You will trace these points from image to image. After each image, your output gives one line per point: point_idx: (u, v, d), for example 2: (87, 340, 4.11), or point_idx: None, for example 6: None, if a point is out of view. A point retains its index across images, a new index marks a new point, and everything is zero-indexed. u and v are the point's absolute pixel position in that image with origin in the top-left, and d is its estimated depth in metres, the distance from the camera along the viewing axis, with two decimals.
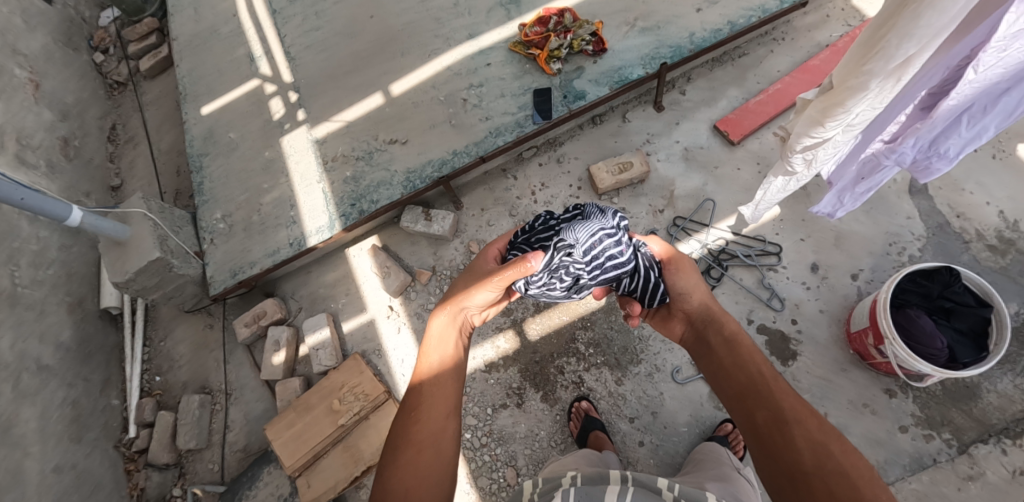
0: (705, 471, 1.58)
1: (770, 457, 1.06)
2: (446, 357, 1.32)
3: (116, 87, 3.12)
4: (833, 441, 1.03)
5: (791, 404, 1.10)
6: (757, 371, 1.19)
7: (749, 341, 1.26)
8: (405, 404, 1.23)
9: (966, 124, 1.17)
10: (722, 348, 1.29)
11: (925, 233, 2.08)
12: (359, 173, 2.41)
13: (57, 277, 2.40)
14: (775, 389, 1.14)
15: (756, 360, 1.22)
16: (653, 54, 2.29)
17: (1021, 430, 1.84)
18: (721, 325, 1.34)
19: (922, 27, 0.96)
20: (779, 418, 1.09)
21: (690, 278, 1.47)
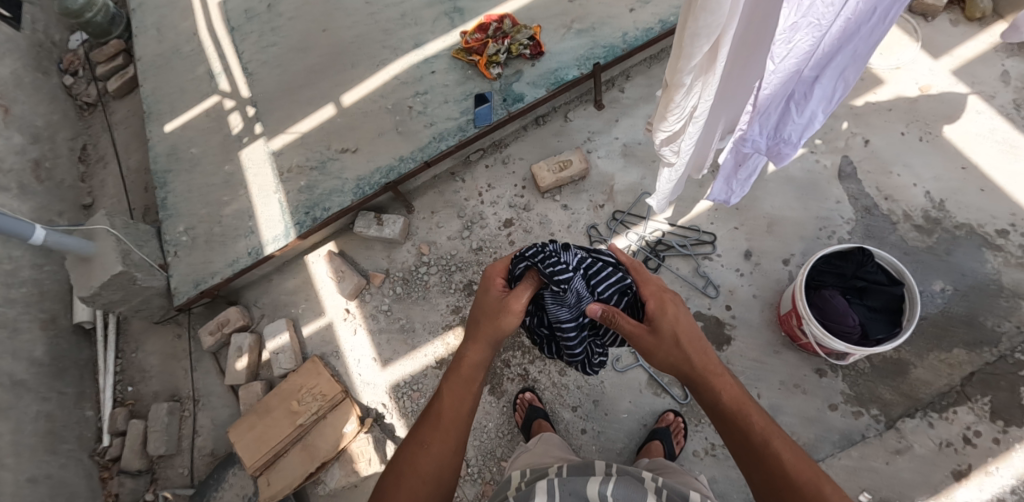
0: (661, 467, 1.67)
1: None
2: (466, 391, 1.31)
3: (87, 108, 3.24)
4: (828, 494, 1.06)
5: (786, 464, 1.12)
6: (746, 431, 1.19)
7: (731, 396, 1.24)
8: (417, 430, 1.27)
9: (796, 111, 1.04)
10: (709, 406, 1.28)
11: (854, 216, 2.15)
12: (313, 182, 2.49)
13: (30, 295, 2.45)
14: (765, 453, 1.15)
15: (746, 415, 1.21)
16: (587, 55, 2.37)
17: (947, 404, 1.90)
18: (702, 387, 1.29)
19: (704, 27, 0.78)
20: (772, 479, 1.13)
21: (664, 344, 1.31)
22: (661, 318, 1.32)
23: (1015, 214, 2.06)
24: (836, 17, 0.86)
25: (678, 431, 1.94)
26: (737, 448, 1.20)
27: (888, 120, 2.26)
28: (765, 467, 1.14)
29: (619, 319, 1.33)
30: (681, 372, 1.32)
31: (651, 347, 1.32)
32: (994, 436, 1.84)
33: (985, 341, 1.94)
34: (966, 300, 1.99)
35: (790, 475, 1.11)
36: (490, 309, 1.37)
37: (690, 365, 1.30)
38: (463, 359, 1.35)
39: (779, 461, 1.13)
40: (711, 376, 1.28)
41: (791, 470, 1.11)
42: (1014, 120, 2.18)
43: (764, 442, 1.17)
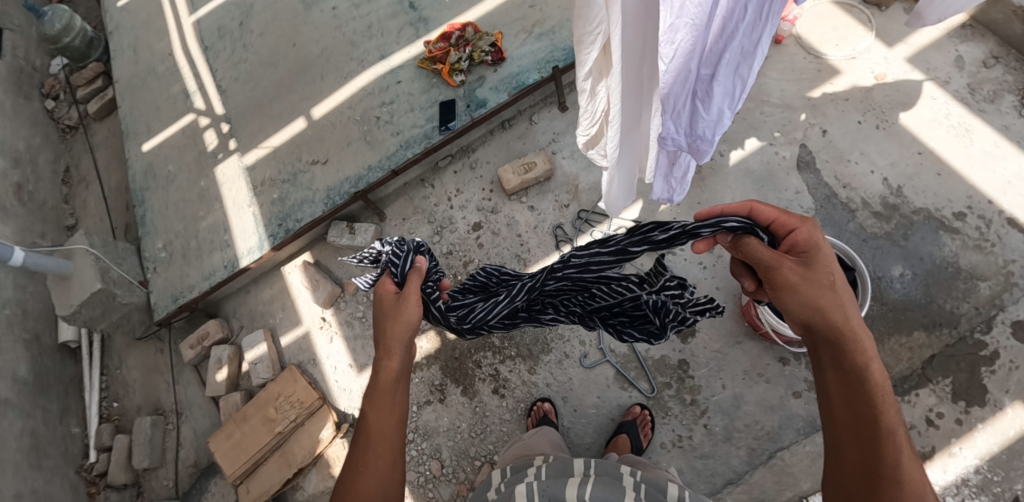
0: (633, 458, 1.71)
1: (853, 500, 0.97)
2: (391, 402, 1.23)
3: (68, 130, 3.31)
4: None
5: (902, 462, 0.93)
6: (873, 410, 0.99)
7: (873, 376, 1.01)
8: (347, 458, 1.19)
9: (703, 110, 1.04)
10: (838, 371, 1.05)
11: (813, 206, 2.18)
12: (285, 194, 2.54)
13: (13, 316, 2.50)
14: (883, 439, 0.96)
15: (882, 397, 0.99)
16: (547, 58, 2.42)
17: (908, 387, 1.91)
18: (847, 349, 1.04)
19: (585, 35, 0.86)
20: (873, 467, 0.95)
21: (813, 282, 1.06)
22: (812, 255, 1.09)
23: (971, 196, 2.08)
24: (711, 14, 0.90)
25: (645, 424, 1.97)
26: (848, 428, 1.01)
27: (845, 110, 2.29)
28: (875, 455, 0.96)
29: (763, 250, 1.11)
30: (828, 324, 1.06)
31: (790, 280, 1.07)
32: (957, 417, 1.84)
33: (944, 324, 1.96)
34: (924, 283, 2.01)
35: (900, 474, 0.92)
36: (387, 315, 1.31)
37: (837, 318, 1.05)
38: (379, 370, 1.27)
39: (897, 455, 0.94)
40: (859, 343, 1.04)
41: (902, 467, 0.93)
42: (969, 104, 2.21)
43: (892, 431, 0.96)
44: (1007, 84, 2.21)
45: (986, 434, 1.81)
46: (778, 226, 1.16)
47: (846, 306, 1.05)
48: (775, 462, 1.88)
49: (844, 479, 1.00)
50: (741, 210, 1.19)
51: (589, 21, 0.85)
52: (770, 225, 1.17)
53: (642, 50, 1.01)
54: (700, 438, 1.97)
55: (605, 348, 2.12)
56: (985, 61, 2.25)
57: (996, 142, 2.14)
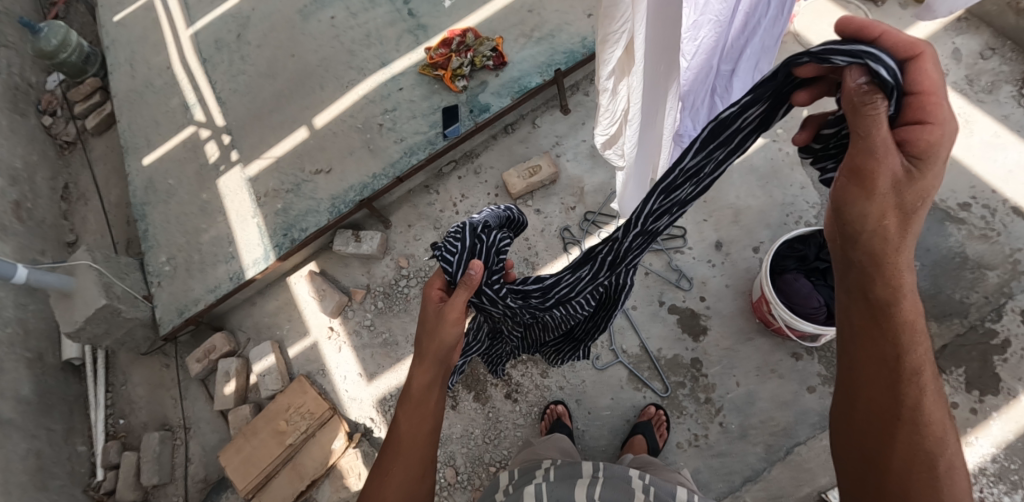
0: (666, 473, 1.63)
1: (857, 438, 0.90)
2: (423, 413, 1.20)
3: (66, 146, 3.29)
4: (944, 465, 0.83)
5: (924, 405, 0.85)
6: (899, 352, 0.85)
7: (907, 315, 0.84)
8: (379, 464, 1.20)
9: (721, 105, 1.07)
10: (859, 301, 0.88)
11: (819, 201, 2.18)
12: (289, 204, 2.52)
13: (15, 335, 2.46)
14: (904, 383, 0.85)
15: (911, 336, 0.85)
16: (548, 62, 2.43)
17: None
18: (878, 285, 0.85)
19: (611, 33, 0.86)
20: (891, 411, 0.86)
21: (898, 200, 0.79)
22: (922, 160, 0.78)
23: (975, 186, 2.09)
24: (735, 10, 0.91)
25: (660, 424, 1.96)
26: (863, 369, 0.89)
27: None
28: (893, 403, 0.86)
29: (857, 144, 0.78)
30: (876, 248, 0.82)
31: (873, 190, 0.78)
32: (971, 406, 1.85)
33: (954, 313, 1.96)
34: (932, 274, 2.01)
35: (918, 419, 0.85)
36: (426, 325, 1.24)
37: (883, 255, 0.83)
38: (409, 381, 1.23)
39: (916, 396, 0.85)
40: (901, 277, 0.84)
41: (921, 414, 0.85)
42: (967, 95, 2.23)
43: (914, 371, 0.85)
44: (1004, 74, 2.23)
45: (1000, 422, 1.81)
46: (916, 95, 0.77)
47: (905, 236, 0.81)
48: (792, 458, 1.88)
49: (848, 418, 0.91)
50: (896, 47, 0.75)
51: (613, 20, 0.85)
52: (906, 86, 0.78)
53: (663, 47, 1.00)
54: (716, 436, 1.97)
55: (617, 348, 2.13)
56: (982, 53, 2.27)
57: (996, 132, 2.16)
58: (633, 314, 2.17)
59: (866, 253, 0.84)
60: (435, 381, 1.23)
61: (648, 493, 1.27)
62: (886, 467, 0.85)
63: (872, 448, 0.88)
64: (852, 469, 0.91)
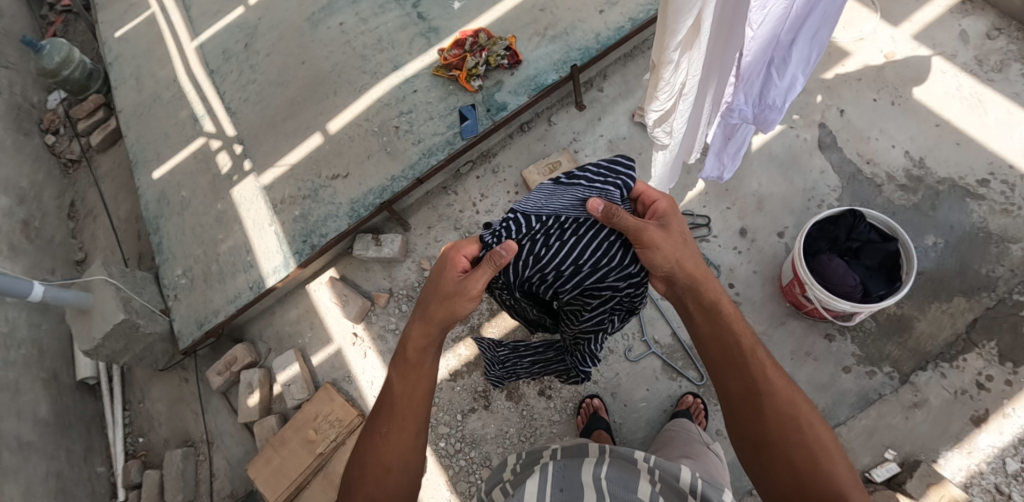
0: (668, 454, 1.61)
1: (745, 426, 1.04)
2: (418, 375, 1.18)
3: (70, 164, 3.24)
4: (805, 407, 1.02)
5: (768, 374, 1.05)
6: (735, 337, 1.10)
7: (728, 305, 1.14)
8: (373, 424, 1.16)
9: (776, 77, 1.12)
10: (702, 319, 1.14)
11: (840, 184, 2.21)
12: (307, 210, 2.50)
13: (30, 355, 2.39)
14: (750, 362, 1.07)
15: (734, 322, 1.12)
16: (563, 59, 2.44)
17: (956, 353, 1.92)
18: (700, 287, 1.15)
19: (686, 3, 0.91)
20: (751, 388, 1.05)
21: (673, 239, 1.16)
22: (670, 214, 1.21)
23: (992, 163, 2.12)
24: None
25: (699, 412, 1.95)
26: (726, 368, 1.09)
27: (859, 89, 2.33)
28: (751, 383, 1.05)
29: (660, 193, 1.26)
30: (685, 272, 1.15)
31: (657, 241, 1.13)
32: (1006, 378, 1.86)
33: (982, 288, 1.97)
34: (957, 251, 2.03)
35: (774, 391, 1.03)
36: (440, 291, 1.20)
37: (692, 267, 1.15)
38: (408, 344, 1.21)
39: (761, 369, 1.05)
40: (711, 275, 1.16)
41: (773, 382, 1.04)
42: (977, 75, 2.27)
43: (751, 350, 1.08)
44: (1012, 53, 2.28)
45: None
46: (645, 198, 1.27)
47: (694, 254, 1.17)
48: None
49: (741, 416, 1.05)
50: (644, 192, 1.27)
51: None
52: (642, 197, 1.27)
53: (727, 23, 1.05)
54: None
55: (649, 339, 2.12)
56: (988, 33, 2.32)
57: (1009, 110, 2.20)
58: (663, 304, 2.17)
59: (675, 247, 1.15)
60: (433, 342, 1.20)
61: (652, 476, 1.09)
62: (774, 443, 1.00)
63: (756, 433, 1.02)
64: (754, 460, 1.02)
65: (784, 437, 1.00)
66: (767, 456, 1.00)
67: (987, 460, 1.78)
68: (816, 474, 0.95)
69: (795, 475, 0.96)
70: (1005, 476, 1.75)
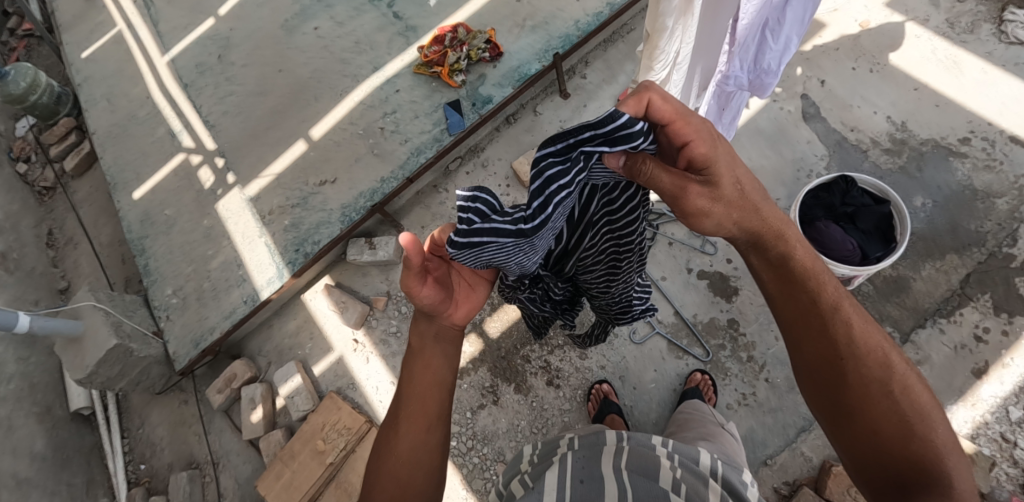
0: (683, 436, 1.62)
1: (822, 387, 1.03)
2: (425, 367, 1.13)
3: (45, 192, 3.14)
4: (896, 365, 0.99)
5: (854, 335, 1.01)
6: (814, 297, 1.03)
7: (805, 260, 1.05)
8: (389, 412, 1.14)
9: (771, 39, 1.18)
10: (774, 276, 1.06)
11: (827, 152, 2.24)
12: (298, 218, 2.46)
13: (20, 390, 2.32)
14: (834, 324, 1.02)
15: (814, 280, 1.04)
16: (545, 48, 2.44)
17: (952, 308, 1.96)
18: (771, 244, 1.05)
19: None
20: (834, 353, 1.01)
21: (730, 201, 1.00)
22: (715, 163, 0.98)
23: (972, 121, 2.17)
24: None
25: (708, 389, 1.97)
26: (803, 329, 1.04)
27: (837, 59, 2.37)
28: (833, 346, 1.01)
29: (691, 121, 0.95)
30: (748, 231, 1.03)
31: (710, 208, 0.99)
32: (1002, 329, 1.90)
33: (973, 244, 2.02)
34: (945, 209, 2.07)
35: (860, 352, 1.00)
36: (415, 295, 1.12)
37: (758, 225, 1.03)
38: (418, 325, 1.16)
39: (848, 332, 1.01)
40: (788, 224, 1.05)
41: (860, 343, 1.00)
42: (950, 37, 2.32)
43: (834, 310, 1.02)
44: (981, 14, 2.33)
45: None
46: (673, 130, 0.96)
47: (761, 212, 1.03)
48: None
49: (820, 377, 1.03)
50: (660, 120, 0.94)
51: None
52: (664, 124, 0.96)
53: None
54: (764, 393, 1.99)
55: (652, 319, 2.14)
56: None
57: (984, 69, 2.25)
58: (664, 285, 2.18)
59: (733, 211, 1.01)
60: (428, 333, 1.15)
61: (673, 461, 1.01)
62: (860, 404, 0.98)
63: (836, 394, 1.01)
64: (834, 419, 1.02)
65: (872, 399, 0.97)
66: (850, 417, 0.99)
67: (991, 410, 1.82)
68: (907, 435, 0.95)
69: (879, 436, 0.96)
70: (1010, 425, 1.79)
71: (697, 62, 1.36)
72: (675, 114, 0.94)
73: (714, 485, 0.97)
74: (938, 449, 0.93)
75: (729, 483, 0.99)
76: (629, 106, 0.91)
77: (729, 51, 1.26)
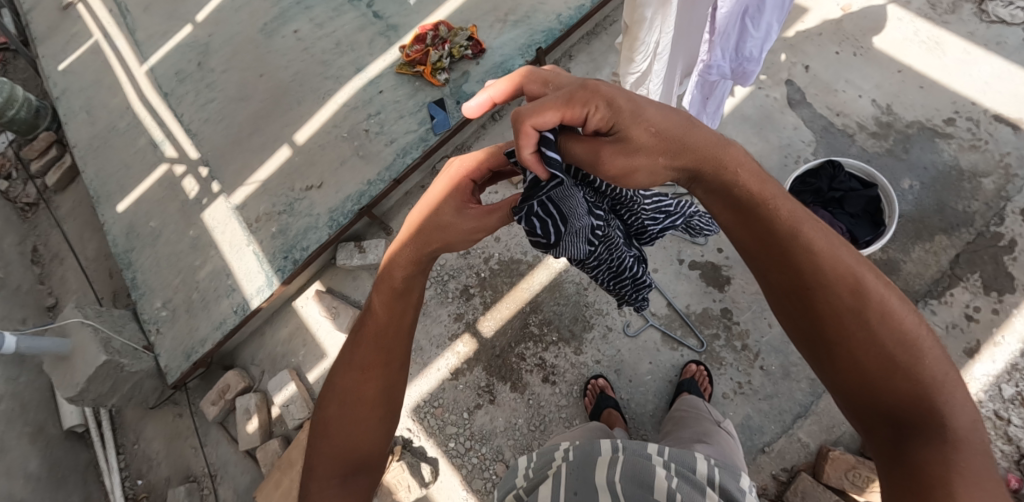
0: (680, 436, 1.60)
1: (793, 326, 0.81)
2: (400, 305, 0.99)
3: (28, 209, 3.10)
4: (876, 295, 0.75)
5: (821, 265, 0.77)
6: (768, 227, 0.80)
7: (754, 179, 0.83)
8: (353, 357, 0.98)
9: (752, 26, 1.16)
10: (723, 201, 0.85)
11: (814, 137, 2.23)
12: (285, 225, 2.43)
13: (11, 411, 2.29)
14: (796, 254, 0.78)
15: (767, 203, 0.82)
16: (528, 42, 2.42)
17: (942, 288, 1.96)
18: (709, 167, 0.85)
19: None
20: (799, 287, 0.78)
21: (647, 136, 0.85)
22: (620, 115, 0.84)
23: (956, 102, 2.17)
24: None
25: (703, 379, 1.97)
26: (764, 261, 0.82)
27: (820, 43, 2.36)
28: (798, 280, 0.78)
29: (584, 103, 0.84)
30: (679, 159, 0.85)
31: (629, 156, 0.85)
32: (993, 307, 1.91)
33: (961, 223, 2.02)
34: (932, 189, 2.08)
35: (828, 285, 0.76)
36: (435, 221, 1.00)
37: (688, 150, 0.85)
38: (392, 270, 0.99)
39: (811, 261, 0.77)
40: (726, 147, 0.85)
41: (829, 272, 0.77)
42: (932, 18, 2.32)
43: (795, 236, 0.79)
44: None
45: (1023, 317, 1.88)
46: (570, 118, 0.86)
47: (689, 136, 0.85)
48: None
49: (790, 314, 0.81)
50: (555, 121, 0.85)
51: None
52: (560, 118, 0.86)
53: None
54: (760, 380, 1.99)
55: (646, 312, 2.13)
56: None
57: (966, 49, 2.25)
58: (656, 277, 2.18)
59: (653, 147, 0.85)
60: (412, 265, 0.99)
61: (670, 471, 0.96)
62: (838, 348, 0.76)
63: (808, 341, 0.79)
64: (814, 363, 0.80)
65: (850, 341, 0.75)
66: (829, 367, 0.77)
67: (985, 388, 1.83)
68: (896, 380, 0.73)
69: (863, 379, 0.74)
70: (1003, 402, 1.79)
71: (679, 51, 1.34)
72: (565, 109, 0.84)
73: (711, 495, 0.94)
74: (933, 395, 0.71)
75: (727, 492, 0.97)
76: (523, 140, 0.87)
77: (710, 40, 1.25)
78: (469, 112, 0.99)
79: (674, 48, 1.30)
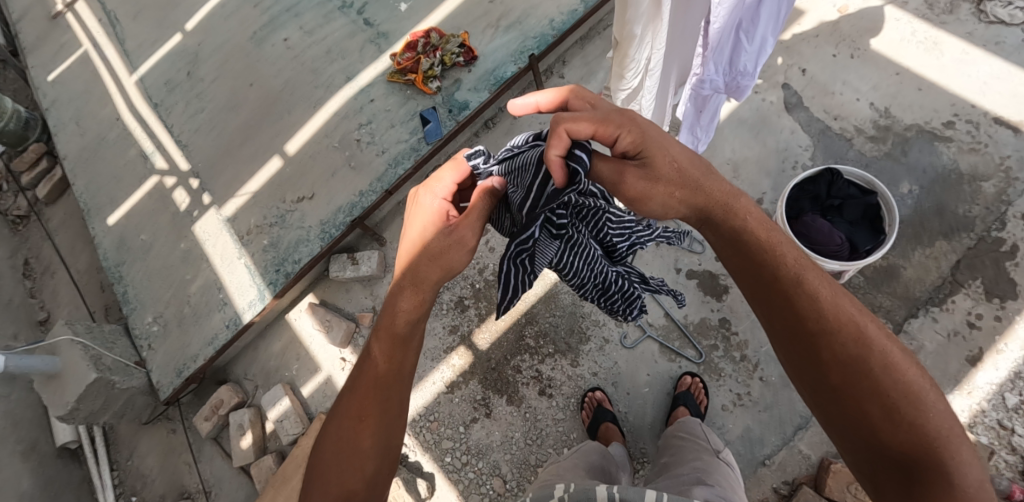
0: (679, 468, 1.54)
1: (799, 367, 0.90)
2: (398, 349, 1.02)
3: (19, 221, 3.07)
4: (875, 339, 0.84)
5: (823, 310, 0.87)
6: (776, 272, 0.91)
7: (762, 232, 0.94)
8: (352, 401, 1.01)
9: (745, 40, 1.13)
10: (735, 251, 0.95)
11: (811, 142, 2.20)
12: (276, 237, 2.40)
13: (3, 429, 2.26)
14: (800, 300, 0.88)
15: (774, 253, 0.92)
16: (520, 48, 2.39)
17: (944, 295, 1.93)
18: (721, 218, 0.96)
19: None
20: (804, 331, 0.88)
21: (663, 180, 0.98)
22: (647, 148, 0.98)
23: (955, 104, 2.14)
24: None
25: (700, 392, 1.94)
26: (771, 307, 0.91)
27: (817, 45, 2.32)
28: (804, 325, 0.88)
29: (618, 122, 0.97)
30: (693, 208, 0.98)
31: (646, 189, 0.98)
32: (995, 314, 1.88)
33: (961, 228, 1.99)
34: (932, 194, 2.05)
35: (832, 330, 0.86)
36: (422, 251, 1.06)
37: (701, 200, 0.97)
38: (397, 314, 1.02)
39: (813, 305, 0.87)
40: (737, 197, 0.97)
41: (830, 318, 0.86)
42: (930, 19, 2.28)
43: (798, 283, 0.89)
44: None
45: None
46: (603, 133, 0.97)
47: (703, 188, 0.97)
48: None
49: (798, 357, 0.89)
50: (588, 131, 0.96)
51: None
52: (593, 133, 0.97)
53: None
54: (759, 391, 1.96)
55: (643, 323, 2.10)
56: None
57: (965, 50, 2.21)
58: None
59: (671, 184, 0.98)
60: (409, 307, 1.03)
61: None
62: (843, 389, 0.84)
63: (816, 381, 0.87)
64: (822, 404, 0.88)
65: (853, 382, 0.83)
66: (837, 406, 0.85)
67: (987, 397, 1.80)
68: (897, 421, 0.80)
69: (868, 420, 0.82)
70: (1007, 411, 1.76)
71: (671, 64, 1.31)
72: (599, 124, 0.96)
73: None
74: (932, 437, 0.79)
75: None
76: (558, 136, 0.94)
77: (702, 54, 1.21)
78: (517, 108, 1.06)
79: (666, 62, 1.27)
